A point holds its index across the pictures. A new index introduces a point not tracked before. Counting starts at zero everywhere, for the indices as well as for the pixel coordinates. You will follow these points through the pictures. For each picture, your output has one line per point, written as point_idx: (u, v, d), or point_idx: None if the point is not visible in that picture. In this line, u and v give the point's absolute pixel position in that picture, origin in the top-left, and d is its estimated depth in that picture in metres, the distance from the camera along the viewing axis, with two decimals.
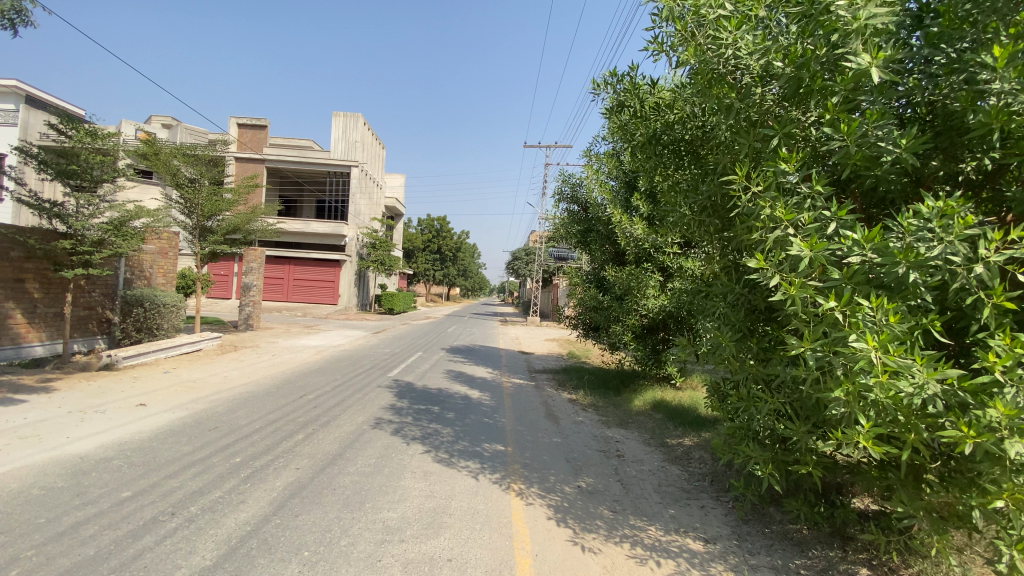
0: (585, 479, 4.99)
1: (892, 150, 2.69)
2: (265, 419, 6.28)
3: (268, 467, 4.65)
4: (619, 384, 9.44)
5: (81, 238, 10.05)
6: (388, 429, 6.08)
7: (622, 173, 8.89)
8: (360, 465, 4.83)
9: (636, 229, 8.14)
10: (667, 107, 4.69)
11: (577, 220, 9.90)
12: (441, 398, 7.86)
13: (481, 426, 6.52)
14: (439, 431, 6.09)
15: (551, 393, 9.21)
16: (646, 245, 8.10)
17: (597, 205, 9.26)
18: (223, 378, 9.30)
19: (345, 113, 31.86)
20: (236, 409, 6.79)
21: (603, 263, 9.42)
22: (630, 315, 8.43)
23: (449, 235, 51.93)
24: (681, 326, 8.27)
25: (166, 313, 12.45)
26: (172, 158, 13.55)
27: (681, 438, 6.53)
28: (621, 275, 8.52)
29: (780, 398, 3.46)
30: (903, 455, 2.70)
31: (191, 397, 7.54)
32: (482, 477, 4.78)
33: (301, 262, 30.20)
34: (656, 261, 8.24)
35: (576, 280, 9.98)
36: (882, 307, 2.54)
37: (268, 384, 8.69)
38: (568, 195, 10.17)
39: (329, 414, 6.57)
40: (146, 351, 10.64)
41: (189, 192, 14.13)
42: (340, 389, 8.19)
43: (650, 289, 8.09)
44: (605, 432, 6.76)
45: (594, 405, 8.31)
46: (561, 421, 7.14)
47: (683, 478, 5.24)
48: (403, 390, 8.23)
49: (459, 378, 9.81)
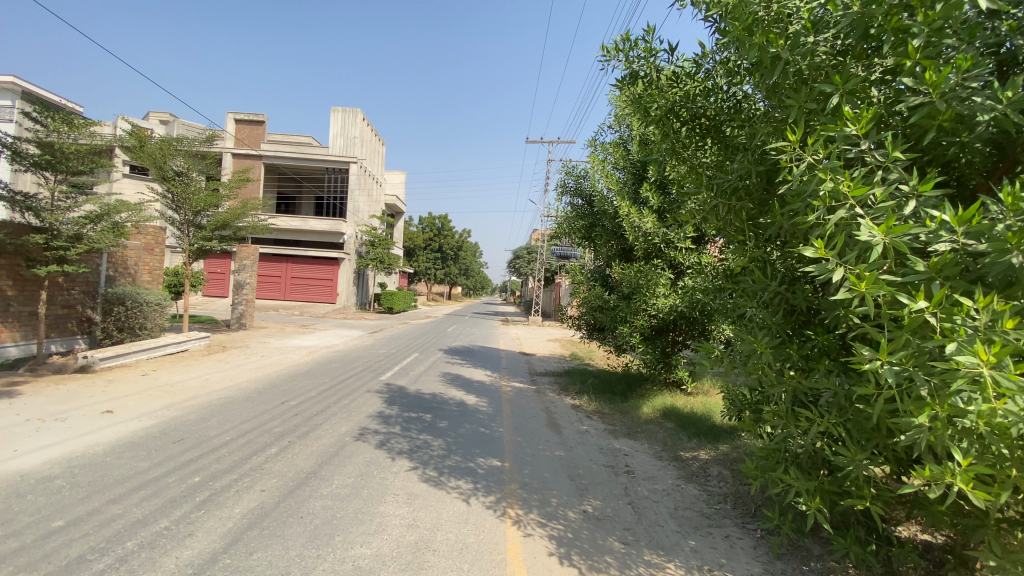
0: (592, 502, 4.39)
1: (990, 106, 2.09)
2: (237, 430, 5.70)
3: (228, 491, 4.06)
4: (626, 388, 8.85)
5: (57, 233, 9.51)
6: (372, 441, 5.50)
7: (631, 164, 8.38)
8: (335, 486, 4.24)
9: (646, 222, 7.50)
10: (689, 76, 4.06)
11: (581, 215, 9.31)
12: (434, 405, 7.28)
13: (476, 437, 5.92)
14: (430, 444, 5.50)
15: (553, 398, 8.61)
16: (657, 240, 7.52)
17: (603, 198, 8.65)
18: (203, 381, 8.73)
19: (344, 109, 31.28)
20: (209, 417, 6.22)
21: (609, 259, 8.81)
22: (638, 316, 7.79)
23: (450, 233, 51.32)
24: (697, 328, 7.72)
25: (151, 313, 11.91)
26: (159, 151, 12.99)
27: (696, 451, 5.95)
28: (628, 272, 7.79)
29: (831, 418, 2.86)
30: (1006, 496, 2.12)
31: (164, 403, 6.96)
32: (474, 500, 4.18)
33: (299, 260, 29.64)
34: (669, 258, 7.64)
35: (580, 279, 9.19)
36: (988, 308, 1.97)
37: (249, 388, 8.11)
38: (573, 188, 9.57)
39: (310, 424, 5.98)
40: (126, 352, 10.07)
41: (177, 186, 13.58)
42: (326, 394, 7.60)
43: (661, 287, 7.42)
44: (612, 443, 6.19)
45: (599, 412, 7.72)
46: (564, 431, 6.55)
47: (702, 500, 4.65)
48: (393, 395, 7.65)
49: (455, 382, 9.21)
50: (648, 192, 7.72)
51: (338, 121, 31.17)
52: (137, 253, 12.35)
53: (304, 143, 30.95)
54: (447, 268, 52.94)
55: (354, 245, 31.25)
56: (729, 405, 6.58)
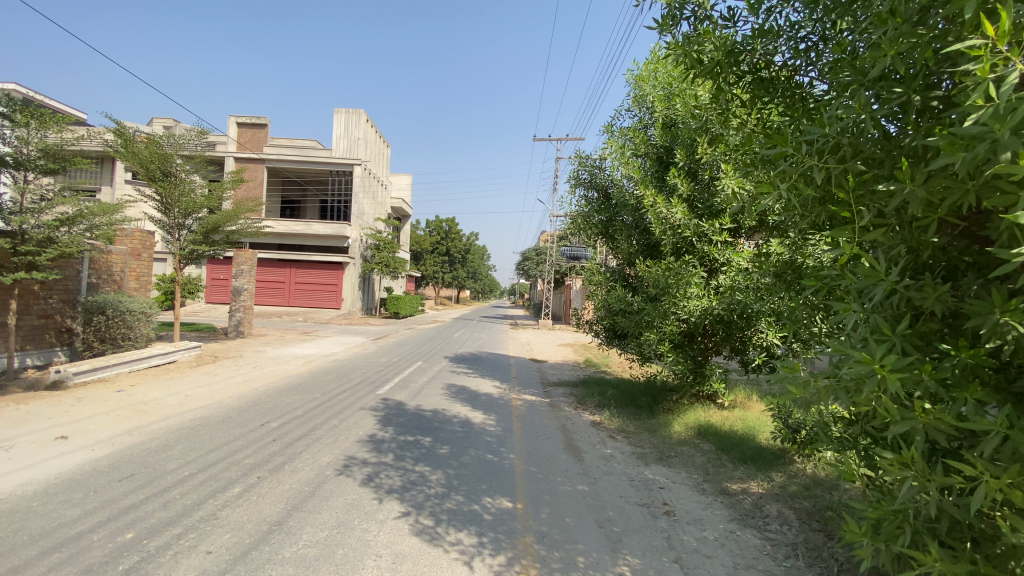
0: (629, 561, 3.43)
1: None
2: (200, 462, 4.82)
3: (162, 556, 3.15)
4: (651, 402, 7.88)
5: (24, 237, 8.74)
6: (358, 476, 4.60)
7: (654, 149, 7.54)
8: (300, 545, 3.32)
9: (677, 213, 6.54)
10: (752, 13, 3.16)
11: (598, 209, 8.38)
12: (435, 425, 6.35)
13: (482, 466, 5.02)
14: (426, 478, 4.60)
15: (569, 413, 7.66)
16: (688, 232, 6.60)
17: (622, 188, 7.70)
18: (182, 398, 7.89)
19: (347, 110, 30.57)
20: (173, 445, 5.35)
21: (631, 257, 7.83)
22: (667, 321, 6.76)
23: (458, 236, 50.48)
24: (736, 335, 6.87)
25: (135, 322, 11.11)
26: (144, 149, 12.25)
27: (745, 483, 5.00)
28: (654, 270, 6.82)
29: (1006, 475, 1.94)
30: None
31: (129, 427, 6.12)
32: (478, 563, 3.25)
33: (303, 265, 28.91)
34: (702, 253, 6.71)
35: (598, 278, 8.12)
36: None
37: (229, 406, 7.24)
38: (587, 180, 8.62)
39: (288, 453, 5.08)
40: (105, 365, 9.28)
41: (165, 187, 12.80)
42: (314, 413, 6.71)
43: (693, 287, 6.46)
44: (641, 472, 5.26)
45: (623, 430, 6.77)
46: (585, 456, 5.61)
47: (764, 552, 3.68)
48: (389, 414, 6.76)
49: (460, 396, 8.28)
50: (675, 179, 6.76)
51: (341, 122, 30.43)
52: (123, 259, 11.72)
53: (306, 145, 30.26)
54: (455, 272, 52.19)
55: (358, 249, 30.50)
56: (780, 423, 5.72)
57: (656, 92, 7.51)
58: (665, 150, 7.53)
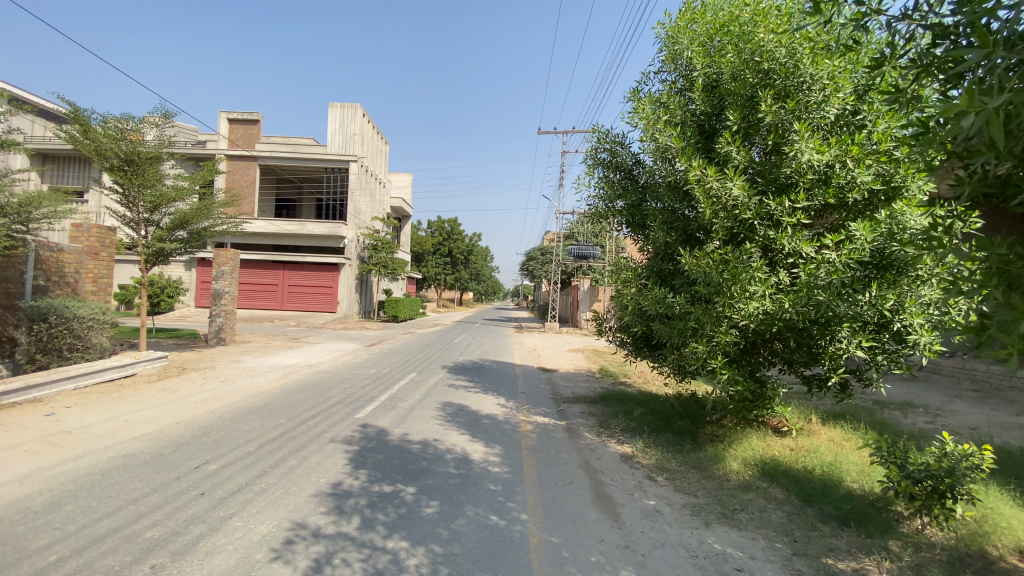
0: None
1: None
2: (83, 538, 3.38)
3: None
4: (691, 426, 6.40)
5: None
6: (302, 561, 3.14)
7: (693, 115, 6.10)
8: None
9: (734, 187, 5.10)
10: None
11: (622, 192, 6.88)
12: (422, 466, 4.89)
13: (484, 538, 3.56)
14: (401, 564, 3.14)
15: (591, 442, 6.18)
16: (747, 213, 5.14)
17: (654, 164, 6.17)
18: (118, 425, 6.44)
19: (342, 104, 29.10)
20: (61, 506, 3.90)
21: (665, 249, 6.29)
22: (721, 328, 5.22)
23: (460, 237, 49.06)
24: (804, 346, 5.52)
25: (87, 330, 9.59)
26: (105, 136, 10.98)
27: (857, 561, 3.53)
28: (702, 263, 5.27)
29: None
30: None
31: (22, 472, 4.67)
32: None
33: (297, 266, 27.53)
34: (763, 241, 5.26)
35: (627, 276, 6.59)
36: None
37: (168, 437, 5.78)
38: (608, 160, 7.17)
39: (210, 521, 3.62)
40: (41, 382, 7.83)
41: (126, 177, 11.39)
42: (269, 449, 5.26)
43: (754, 283, 4.99)
44: (705, 541, 3.78)
45: (664, 468, 5.31)
46: (624, 513, 4.17)
47: None
48: (366, 450, 5.29)
49: (457, 419, 6.81)
50: (729, 145, 5.30)
51: (335, 117, 29.04)
52: (77, 258, 10.45)
53: (299, 142, 28.92)
54: (456, 273, 50.87)
55: (355, 250, 29.09)
56: (880, 461, 4.33)
57: (694, 44, 6.03)
58: (708, 117, 6.10)
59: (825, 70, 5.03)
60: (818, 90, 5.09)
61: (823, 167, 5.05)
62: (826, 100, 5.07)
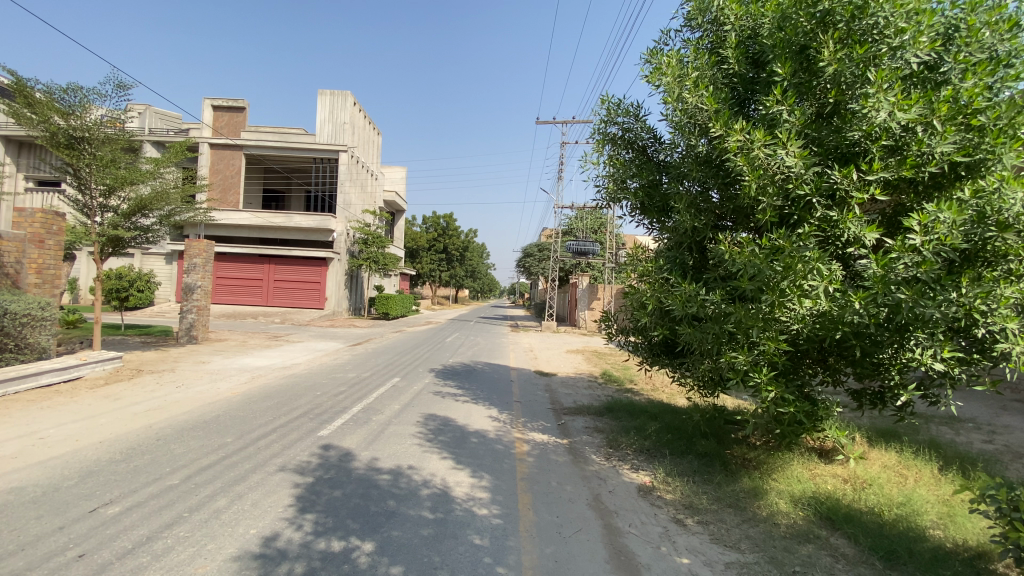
0: None
1: None
2: None
3: None
4: (720, 450, 5.32)
5: None
6: None
7: (725, 77, 5.05)
8: None
9: (788, 156, 4.07)
10: None
11: (637, 171, 5.80)
12: (389, 508, 3.80)
13: None
14: None
15: (601, 469, 5.11)
16: (801, 188, 4.10)
17: (679, 134, 5.10)
18: (28, 445, 5.31)
19: (331, 91, 27.83)
20: None
21: (689, 237, 5.22)
22: (768, 333, 4.18)
23: (455, 233, 47.92)
24: (862, 356, 4.51)
25: (23, 329, 8.45)
26: (49, 108, 9.80)
27: None
28: (743, 252, 4.22)
29: None
30: None
31: None
32: None
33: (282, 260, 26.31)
34: (821, 224, 4.22)
35: (644, 269, 5.47)
36: None
37: (80, 464, 4.66)
38: (618, 135, 6.10)
39: None
40: None
41: (75, 155, 10.19)
42: (198, 482, 4.16)
43: (812, 276, 3.95)
44: None
45: (694, 507, 4.25)
46: None
47: None
48: (320, 483, 4.20)
49: (441, 438, 5.72)
50: (778, 104, 4.28)
51: (324, 105, 27.80)
52: (19, 247, 9.32)
53: (285, 130, 27.61)
54: (452, 270, 49.76)
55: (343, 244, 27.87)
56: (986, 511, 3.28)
57: None
58: (742, 79, 5.08)
59: (903, 8, 3.99)
60: (892, 35, 4.06)
61: (897, 131, 4.03)
62: (903, 46, 4.04)
